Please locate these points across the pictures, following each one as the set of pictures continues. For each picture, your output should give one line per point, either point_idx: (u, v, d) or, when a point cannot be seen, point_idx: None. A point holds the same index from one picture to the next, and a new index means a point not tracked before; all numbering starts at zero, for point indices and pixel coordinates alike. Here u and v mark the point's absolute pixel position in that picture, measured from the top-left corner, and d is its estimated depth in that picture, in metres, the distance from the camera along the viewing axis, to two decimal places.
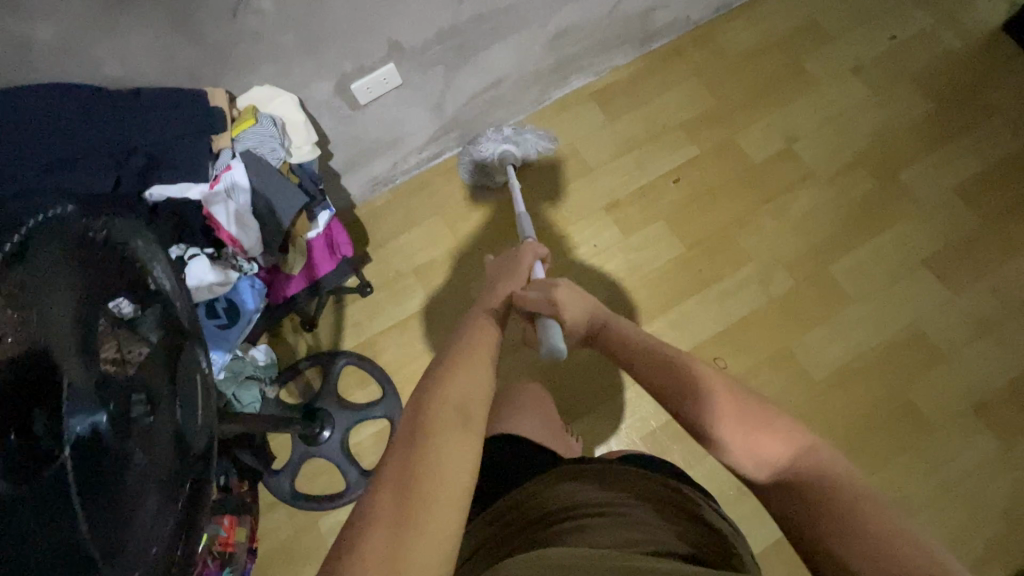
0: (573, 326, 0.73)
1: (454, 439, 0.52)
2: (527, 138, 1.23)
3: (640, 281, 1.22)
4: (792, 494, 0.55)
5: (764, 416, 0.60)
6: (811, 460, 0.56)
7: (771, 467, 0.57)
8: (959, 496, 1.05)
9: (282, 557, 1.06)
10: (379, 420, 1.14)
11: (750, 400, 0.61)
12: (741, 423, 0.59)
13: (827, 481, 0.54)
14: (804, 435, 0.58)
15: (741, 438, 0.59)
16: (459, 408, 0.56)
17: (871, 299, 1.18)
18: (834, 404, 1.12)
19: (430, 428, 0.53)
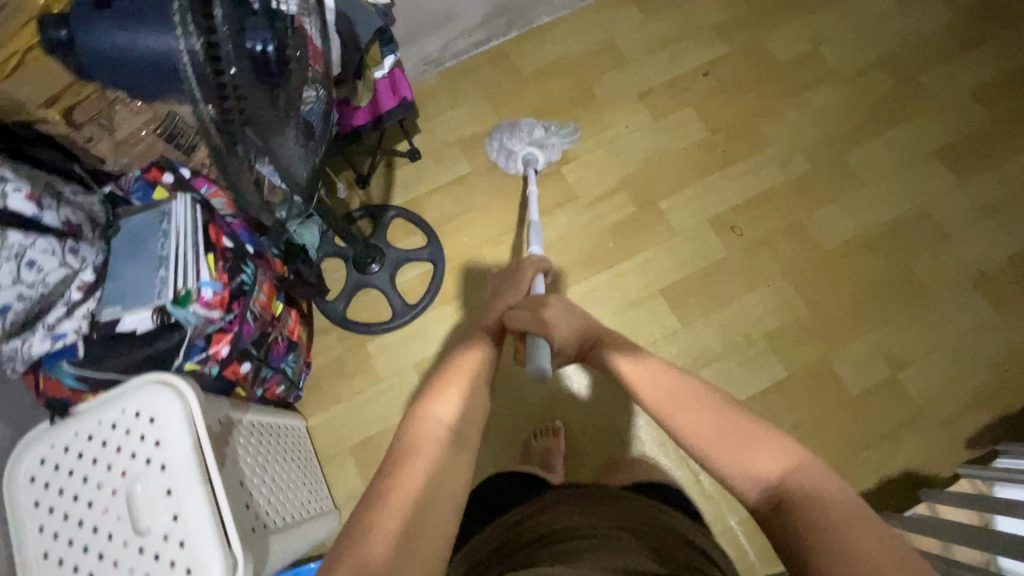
0: (565, 347, 0.78)
1: (447, 462, 0.58)
2: (552, 142, 1.32)
3: (667, 159, 1.32)
4: (784, 520, 0.53)
5: (759, 434, 0.59)
6: (806, 478, 0.54)
7: (765, 487, 0.56)
8: (953, 352, 1.14)
9: (334, 372, 1.20)
10: (424, 264, 1.26)
11: (737, 415, 0.61)
12: (725, 441, 0.59)
13: (813, 507, 0.52)
14: (799, 451, 0.57)
15: (730, 457, 0.58)
16: (448, 430, 0.61)
17: (881, 184, 1.27)
18: (841, 270, 1.21)
19: (420, 447, 0.59)
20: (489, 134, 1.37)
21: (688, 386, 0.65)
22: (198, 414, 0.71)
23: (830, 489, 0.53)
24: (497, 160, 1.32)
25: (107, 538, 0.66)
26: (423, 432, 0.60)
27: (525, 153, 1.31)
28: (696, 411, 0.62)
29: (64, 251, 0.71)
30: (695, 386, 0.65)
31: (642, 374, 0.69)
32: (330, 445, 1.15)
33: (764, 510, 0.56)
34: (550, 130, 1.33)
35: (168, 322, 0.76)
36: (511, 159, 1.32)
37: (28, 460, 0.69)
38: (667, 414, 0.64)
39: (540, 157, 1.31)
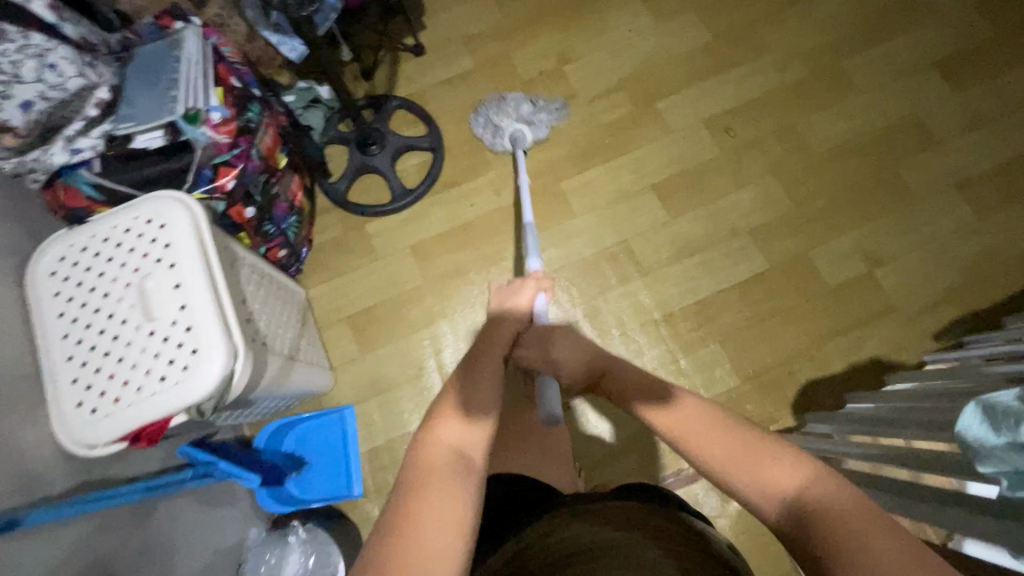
0: (570, 377, 0.80)
1: (451, 491, 0.52)
2: (541, 118, 1.27)
3: (667, 61, 1.34)
4: (802, 533, 0.49)
5: (769, 447, 0.56)
6: (822, 487, 0.51)
7: (780, 502, 0.52)
8: (931, 251, 1.18)
9: (333, 250, 1.25)
10: (424, 152, 1.30)
11: (748, 430, 0.58)
12: (736, 459, 0.56)
13: (830, 516, 0.48)
14: (817, 465, 0.53)
15: (743, 473, 0.55)
16: (458, 451, 0.57)
17: (876, 92, 1.29)
18: (828, 173, 1.25)
19: (428, 472, 0.54)
20: (474, 111, 1.31)
21: (696, 409, 0.62)
22: (204, 223, 0.76)
23: (846, 501, 0.49)
24: (483, 137, 1.27)
25: (122, 324, 0.71)
26: (431, 458, 0.56)
27: (512, 130, 1.25)
28: (704, 431, 0.59)
29: (83, 63, 0.76)
30: (702, 408, 0.62)
31: (652, 399, 0.66)
32: (328, 313, 1.21)
33: (781, 527, 0.52)
34: (539, 104, 1.28)
35: (179, 142, 0.81)
36: (499, 132, 1.26)
37: (48, 258, 0.75)
38: (678, 435, 0.61)
39: (529, 135, 1.26)
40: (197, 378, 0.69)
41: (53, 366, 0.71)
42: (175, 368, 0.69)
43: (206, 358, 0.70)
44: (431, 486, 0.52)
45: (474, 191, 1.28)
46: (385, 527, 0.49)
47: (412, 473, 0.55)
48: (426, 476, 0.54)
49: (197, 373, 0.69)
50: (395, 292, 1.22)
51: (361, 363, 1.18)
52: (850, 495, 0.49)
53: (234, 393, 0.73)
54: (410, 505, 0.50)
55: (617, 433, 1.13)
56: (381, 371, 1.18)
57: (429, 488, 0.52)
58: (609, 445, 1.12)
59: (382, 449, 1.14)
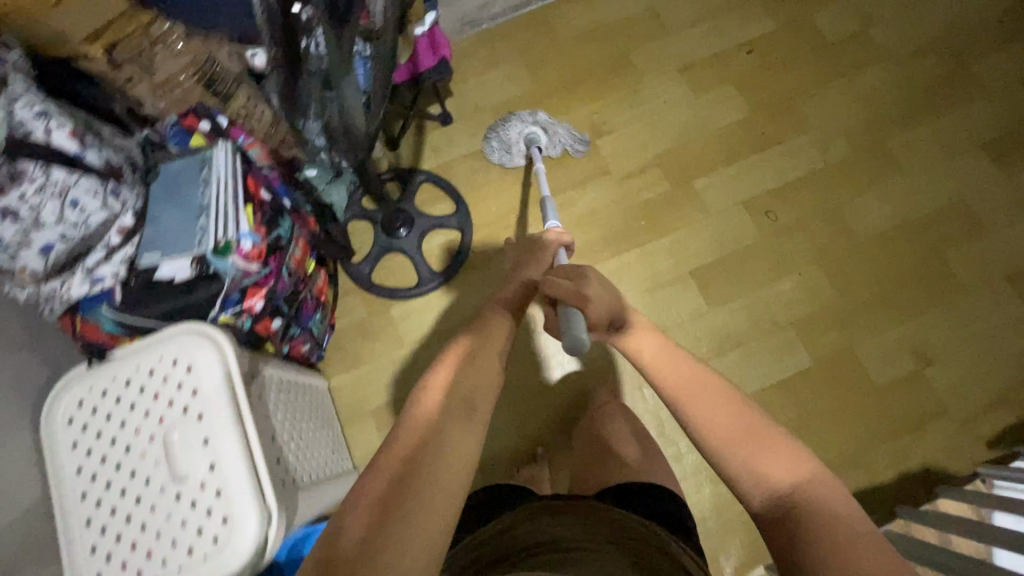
0: (598, 324, 0.71)
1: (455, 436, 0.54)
2: (558, 133, 1.26)
3: (705, 136, 1.29)
4: (789, 516, 0.53)
5: (767, 439, 0.59)
6: (815, 489, 0.54)
7: (771, 490, 0.56)
8: (982, 349, 1.13)
9: (357, 336, 1.19)
10: (452, 231, 1.25)
11: (756, 420, 0.60)
12: (741, 442, 0.59)
13: (822, 513, 0.52)
14: (812, 466, 0.56)
15: (746, 455, 0.58)
16: (461, 398, 0.58)
17: (922, 173, 1.24)
18: (873, 261, 1.19)
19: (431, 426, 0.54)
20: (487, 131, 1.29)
21: (706, 386, 0.63)
22: (234, 365, 0.71)
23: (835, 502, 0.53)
24: (499, 157, 1.26)
25: (145, 483, 0.66)
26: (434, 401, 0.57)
27: (526, 133, 1.24)
28: (710, 404, 0.61)
29: (106, 192, 0.69)
30: (711, 387, 0.63)
31: (666, 362, 0.67)
32: (352, 404, 1.16)
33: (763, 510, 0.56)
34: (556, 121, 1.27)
35: (207, 272, 0.74)
36: (512, 134, 1.25)
37: (65, 404, 0.69)
38: (683, 403, 0.63)
39: (543, 138, 1.24)
40: (229, 549, 0.64)
41: (67, 528, 0.66)
42: (203, 539, 0.64)
43: (237, 527, 0.64)
44: (434, 428, 0.54)
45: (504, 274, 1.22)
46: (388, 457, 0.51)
47: (413, 415, 0.56)
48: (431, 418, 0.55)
49: (230, 545, 0.64)
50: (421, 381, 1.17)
51: None
52: (838, 498, 0.53)
53: (268, 555, 0.68)
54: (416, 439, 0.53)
55: None
56: None
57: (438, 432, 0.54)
58: None
59: None
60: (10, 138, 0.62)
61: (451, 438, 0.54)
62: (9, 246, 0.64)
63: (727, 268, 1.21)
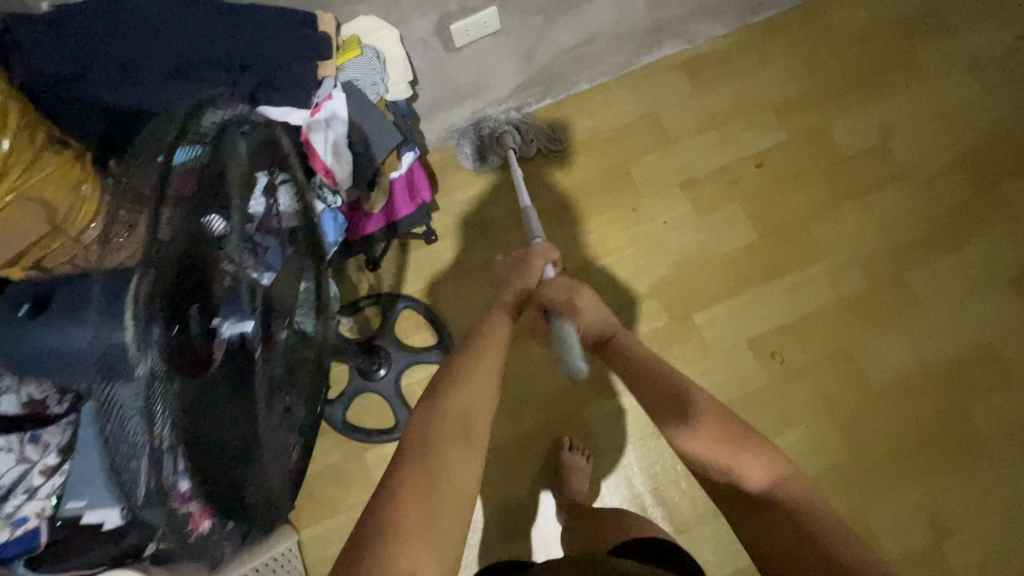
0: (587, 330, 0.75)
1: (460, 455, 0.54)
2: (529, 135, 1.22)
3: (708, 262, 1.20)
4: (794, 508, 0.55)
5: (743, 439, 0.59)
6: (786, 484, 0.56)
7: (748, 483, 0.57)
8: (1008, 516, 1.05)
9: (332, 482, 1.12)
10: (434, 365, 1.16)
11: (735, 421, 0.61)
12: (744, 451, 0.58)
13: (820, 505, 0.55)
14: (782, 462, 0.58)
15: (745, 458, 0.58)
16: (454, 421, 0.56)
17: (945, 311, 1.16)
18: (890, 411, 1.11)
19: (434, 439, 0.53)
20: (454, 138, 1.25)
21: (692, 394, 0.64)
22: None
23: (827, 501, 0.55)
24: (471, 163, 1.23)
25: None
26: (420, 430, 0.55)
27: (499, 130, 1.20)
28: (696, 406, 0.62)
29: (23, 442, 0.64)
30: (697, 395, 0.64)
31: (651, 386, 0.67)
32: (325, 559, 1.09)
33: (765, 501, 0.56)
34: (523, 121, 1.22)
35: None
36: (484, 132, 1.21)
37: None
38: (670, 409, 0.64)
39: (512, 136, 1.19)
40: None
41: None
42: None
43: None
44: (419, 460, 0.52)
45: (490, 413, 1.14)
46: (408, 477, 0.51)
47: (421, 428, 0.55)
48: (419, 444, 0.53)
49: None
50: None
51: None
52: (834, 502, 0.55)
53: None
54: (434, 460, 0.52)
55: None
56: None
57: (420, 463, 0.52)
58: None
59: None
60: None
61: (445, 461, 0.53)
62: None
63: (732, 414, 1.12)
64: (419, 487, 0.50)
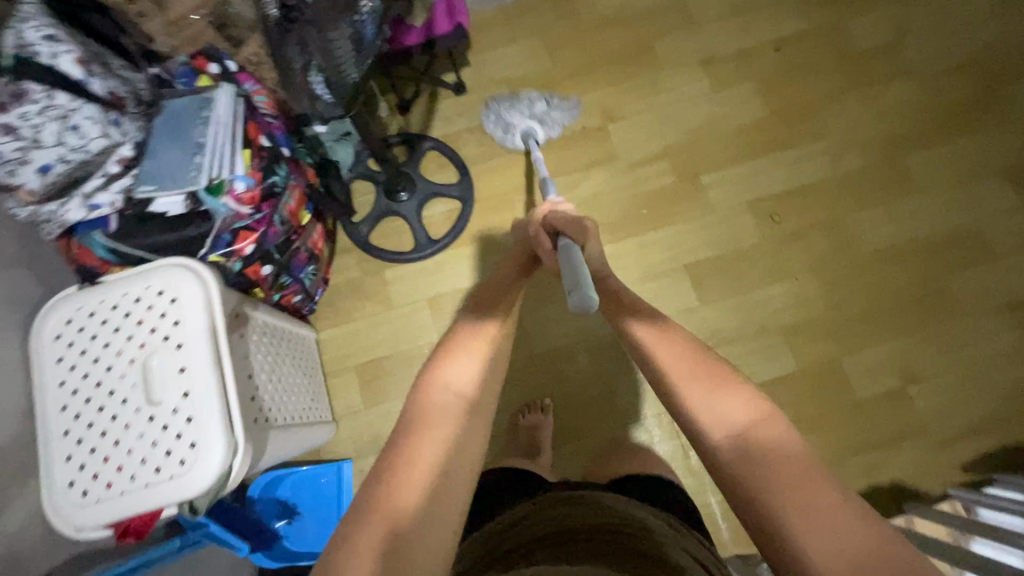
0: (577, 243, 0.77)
1: (451, 430, 0.59)
2: (553, 115, 1.27)
3: (717, 132, 1.28)
4: (744, 465, 0.55)
5: (724, 379, 0.62)
6: (769, 430, 0.56)
7: (732, 432, 0.57)
8: (969, 375, 1.12)
9: (349, 294, 1.21)
10: (452, 201, 1.25)
11: (715, 368, 0.63)
12: (713, 395, 0.60)
13: (769, 465, 0.53)
14: (762, 403, 0.59)
15: (704, 395, 0.60)
16: (459, 397, 0.62)
17: (936, 191, 1.22)
18: (874, 276, 1.18)
19: (430, 415, 0.59)
20: (486, 105, 1.30)
21: (676, 342, 0.66)
22: (217, 300, 0.73)
23: (787, 456, 0.54)
24: (493, 132, 1.26)
25: (122, 403, 0.69)
26: (431, 400, 0.61)
27: (524, 127, 1.25)
28: (683, 359, 0.64)
29: (107, 122, 0.72)
30: (683, 347, 0.66)
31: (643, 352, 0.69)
32: (338, 359, 1.18)
33: (724, 455, 0.57)
34: (552, 103, 1.28)
35: (199, 211, 0.77)
36: (511, 124, 1.25)
37: (54, 321, 0.72)
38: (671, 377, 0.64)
39: (540, 133, 1.26)
40: (193, 477, 0.66)
41: (49, 439, 0.69)
42: (171, 461, 0.67)
43: (204, 453, 0.67)
44: (421, 436, 0.57)
45: (500, 250, 1.23)
46: (395, 463, 0.54)
47: (413, 411, 0.60)
48: (427, 425, 0.58)
49: (195, 470, 0.66)
50: (410, 345, 1.18)
51: (362, 417, 1.15)
52: (800, 463, 0.53)
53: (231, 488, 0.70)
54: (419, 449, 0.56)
55: None
56: (383, 427, 1.14)
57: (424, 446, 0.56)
58: None
59: None
60: (19, 60, 0.65)
61: (461, 435, 0.59)
62: (9, 162, 0.66)
63: (724, 266, 1.19)
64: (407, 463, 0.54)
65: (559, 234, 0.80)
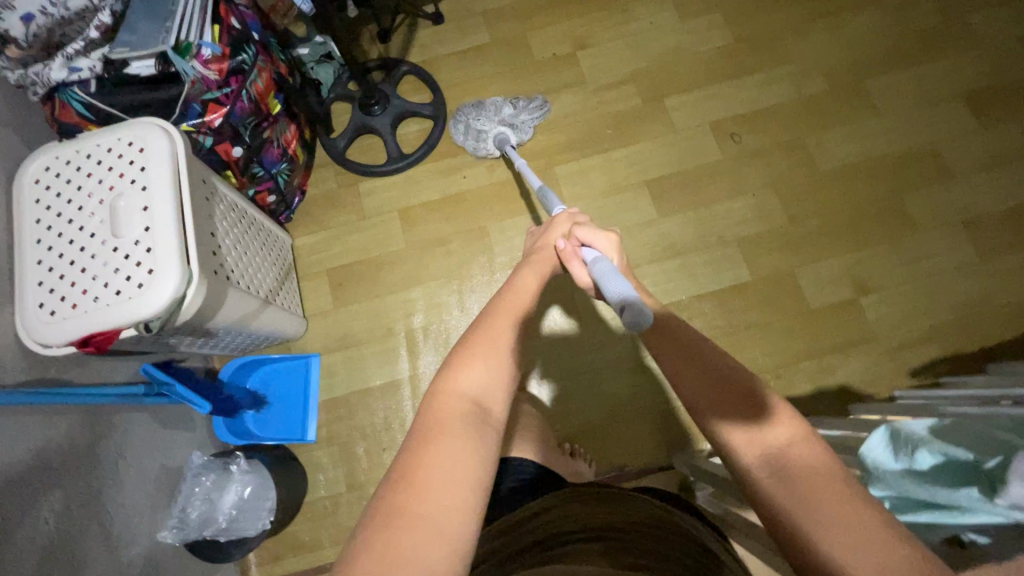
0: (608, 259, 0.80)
1: (459, 443, 0.52)
2: (522, 120, 1.26)
3: (682, 59, 1.32)
4: (781, 485, 0.48)
5: (766, 401, 0.54)
6: (810, 453, 0.49)
7: (775, 458, 0.50)
8: (922, 286, 1.13)
9: (325, 204, 1.27)
10: (425, 121, 1.31)
11: (755, 388, 0.55)
12: (753, 418, 0.53)
13: (809, 481, 0.47)
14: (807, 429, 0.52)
15: (740, 411, 0.54)
16: (473, 401, 0.57)
17: (895, 115, 1.25)
18: (830, 192, 1.21)
19: (442, 423, 0.54)
20: (454, 119, 1.29)
21: (704, 357, 0.59)
22: (182, 156, 0.80)
23: (829, 476, 0.47)
24: (466, 143, 1.25)
25: (89, 236, 0.76)
26: (439, 412, 0.55)
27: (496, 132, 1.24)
28: (713, 378, 0.57)
29: None
30: (715, 362, 0.59)
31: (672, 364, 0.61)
32: (312, 263, 1.24)
33: (759, 475, 0.49)
34: (518, 106, 1.27)
35: (169, 73, 0.84)
36: (483, 131, 1.24)
37: (36, 167, 0.79)
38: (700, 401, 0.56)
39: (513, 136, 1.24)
40: (148, 298, 0.72)
41: (23, 264, 0.76)
42: (129, 283, 0.73)
43: (161, 278, 0.73)
44: (426, 450, 0.51)
45: (469, 166, 1.28)
46: (397, 483, 0.48)
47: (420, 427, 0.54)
48: (439, 429, 0.53)
49: (150, 292, 0.72)
50: (379, 253, 1.24)
51: (332, 317, 1.20)
52: (842, 484, 0.46)
53: (183, 317, 0.76)
54: (423, 460, 0.50)
55: (583, 413, 1.15)
56: (351, 327, 1.19)
57: (434, 447, 0.51)
58: (576, 424, 1.14)
59: (339, 402, 1.15)
60: None
61: (464, 446, 0.52)
62: None
63: (685, 182, 1.23)
64: (408, 481, 0.48)
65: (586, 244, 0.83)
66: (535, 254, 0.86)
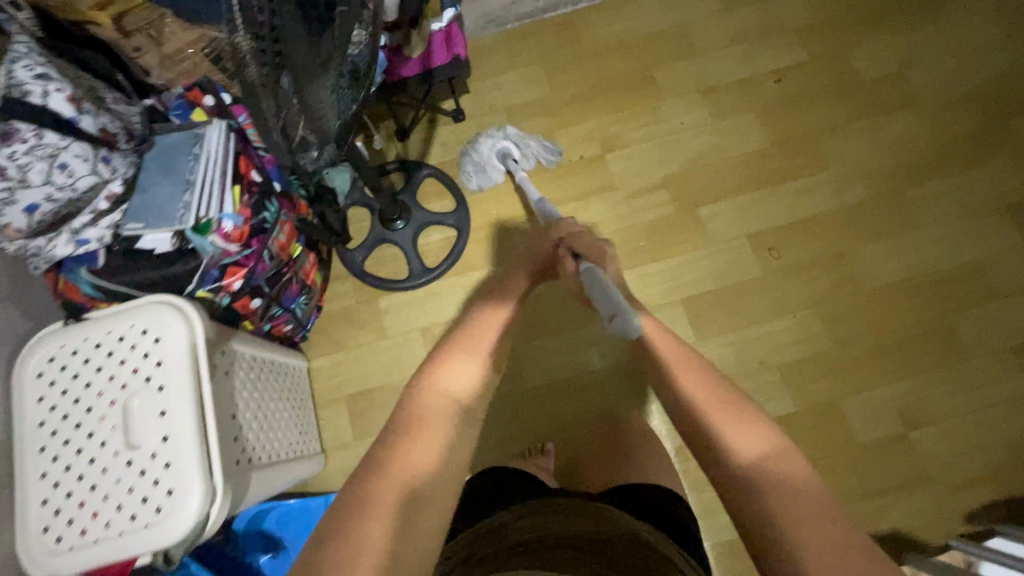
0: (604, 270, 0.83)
1: (445, 438, 0.57)
2: (530, 145, 1.24)
3: (716, 163, 1.26)
4: (756, 488, 0.53)
5: (744, 411, 0.60)
6: (782, 463, 0.55)
7: (745, 461, 0.56)
8: (974, 418, 1.09)
9: (343, 322, 1.20)
10: (448, 230, 1.24)
11: (729, 393, 0.62)
12: (725, 420, 0.59)
13: (781, 487, 0.52)
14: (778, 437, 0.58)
15: (719, 416, 0.60)
16: (456, 401, 0.61)
17: (940, 227, 1.19)
18: (874, 312, 1.15)
19: (427, 418, 0.58)
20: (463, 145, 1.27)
21: (691, 367, 0.66)
22: (202, 345, 0.72)
23: (794, 484, 0.53)
24: (468, 166, 1.23)
25: (100, 447, 0.68)
26: (424, 403, 0.59)
27: (499, 150, 1.23)
28: (697, 382, 0.64)
29: (96, 159, 0.71)
30: (697, 371, 0.65)
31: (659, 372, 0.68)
32: (329, 388, 1.17)
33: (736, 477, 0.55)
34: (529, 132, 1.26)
35: (186, 248, 0.76)
36: (485, 149, 1.23)
37: (38, 358, 0.71)
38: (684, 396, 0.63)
39: (516, 154, 1.24)
40: (170, 524, 0.65)
41: (25, 477, 0.67)
42: (147, 507, 0.66)
43: (180, 502, 0.66)
44: (410, 441, 0.55)
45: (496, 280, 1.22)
46: (384, 465, 0.52)
47: (407, 416, 0.58)
48: (430, 424, 0.57)
49: (171, 518, 0.65)
50: (402, 376, 1.17)
51: (353, 449, 1.13)
52: (808, 490, 0.52)
53: (206, 535, 0.69)
54: (403, 449, 0.54)
55: None
56: None
57: (422, 439, 0.55)
58: None
59: None
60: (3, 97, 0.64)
61: (445, 440, 0.57)
62: None
63: (722, 299, 1.18)
64: (395, 466, 0.52)
65: (582, 257, 0.84)
66: (527, 255, 0.89)
